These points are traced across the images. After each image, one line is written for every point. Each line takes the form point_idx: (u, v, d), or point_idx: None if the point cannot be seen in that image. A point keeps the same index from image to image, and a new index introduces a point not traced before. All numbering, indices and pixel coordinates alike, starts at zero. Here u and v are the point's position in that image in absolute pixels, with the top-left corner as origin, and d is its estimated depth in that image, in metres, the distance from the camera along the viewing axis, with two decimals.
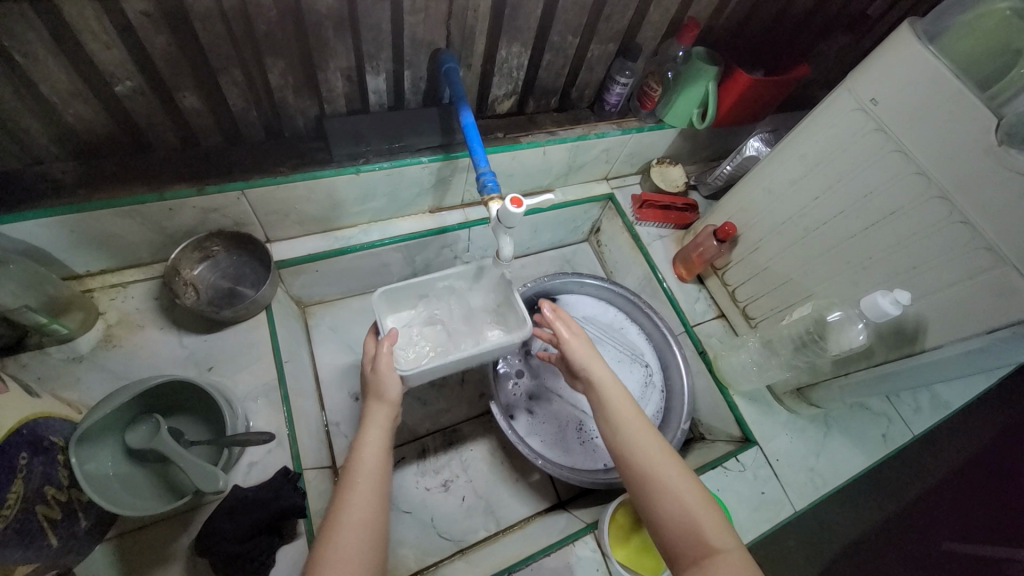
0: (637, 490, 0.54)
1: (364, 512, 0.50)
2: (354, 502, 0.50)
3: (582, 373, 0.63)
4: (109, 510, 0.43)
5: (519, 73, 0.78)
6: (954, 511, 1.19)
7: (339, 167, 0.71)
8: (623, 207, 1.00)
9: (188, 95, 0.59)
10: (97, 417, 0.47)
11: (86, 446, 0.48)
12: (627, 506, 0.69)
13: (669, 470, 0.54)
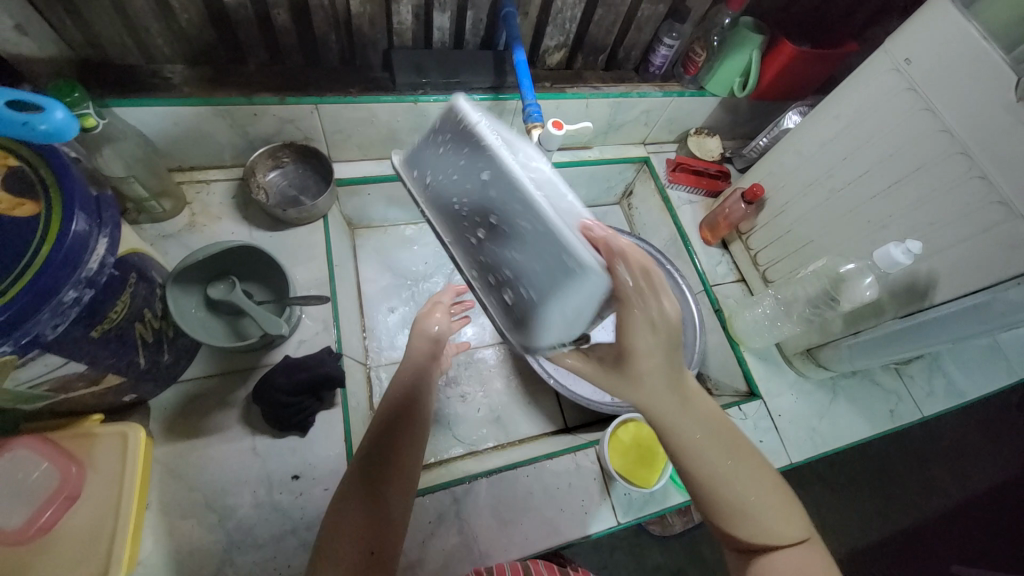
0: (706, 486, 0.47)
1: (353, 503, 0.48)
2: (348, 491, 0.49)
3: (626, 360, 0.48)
4: (191, 332, 0.54)
5: (571, 26, 0.83)
6: (948, 540, 1.27)
7: (400, 95, 0.78)
8: (657, 170, 1.05)
9: (281, 11, 0.67)
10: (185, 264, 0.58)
11: (178, 290, 0.59)
12: (626, 425, 0.75)
13: (735, 467, 0.47)
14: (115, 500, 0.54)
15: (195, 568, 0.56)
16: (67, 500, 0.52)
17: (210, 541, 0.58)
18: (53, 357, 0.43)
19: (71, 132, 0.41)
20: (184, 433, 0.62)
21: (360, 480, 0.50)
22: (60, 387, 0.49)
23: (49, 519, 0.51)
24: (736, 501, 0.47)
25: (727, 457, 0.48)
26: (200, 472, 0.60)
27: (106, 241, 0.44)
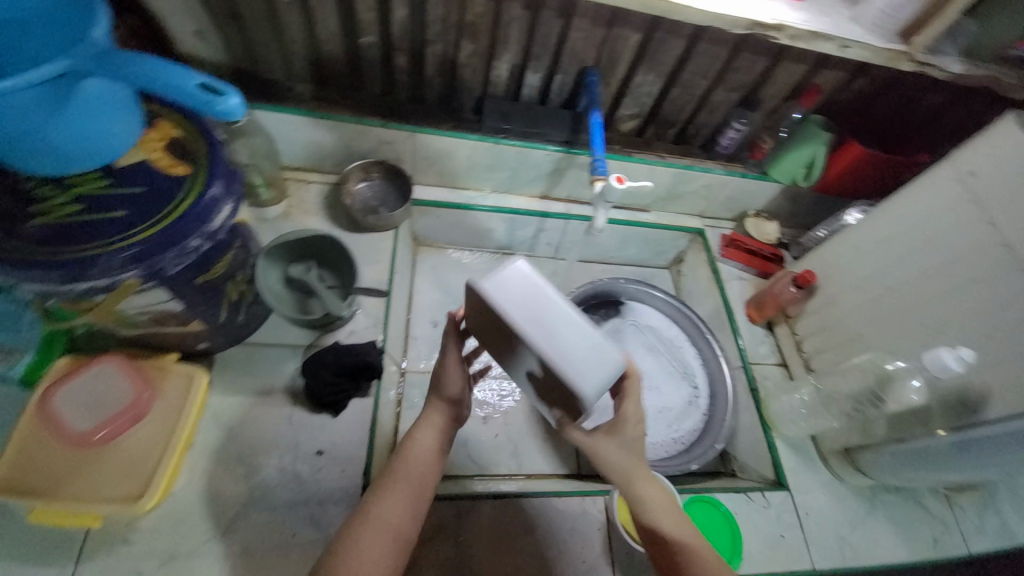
0: None
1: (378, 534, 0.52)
2: (369, 526, 0.52)
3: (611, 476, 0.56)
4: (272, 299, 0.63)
5: (647, 100, 0.92)
6: None
7: (483, 136, 0.88)
8: (711, 244, 1.08)
9: (402, 54, 0.81)
10: (277, 242, 0.67)
11: (269, 263, 0.69)
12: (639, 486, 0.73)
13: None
14: (168, 433, 0.60)
15: (215, 513, 0.61)
16: (131, 422, 0.59)
17: (233, 491, 0.62)
18: (165, 292, 0.52)
19: (240, 115, 0.49)
20: (235, 389, 0.69)
21: (394, 510, 0.54)
22: (159, 321, 0.57)
23: (111, 434, 0.58)
24: None
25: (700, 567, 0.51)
26: (242, 426, 0.67)
27: (230, 207, 0.52)
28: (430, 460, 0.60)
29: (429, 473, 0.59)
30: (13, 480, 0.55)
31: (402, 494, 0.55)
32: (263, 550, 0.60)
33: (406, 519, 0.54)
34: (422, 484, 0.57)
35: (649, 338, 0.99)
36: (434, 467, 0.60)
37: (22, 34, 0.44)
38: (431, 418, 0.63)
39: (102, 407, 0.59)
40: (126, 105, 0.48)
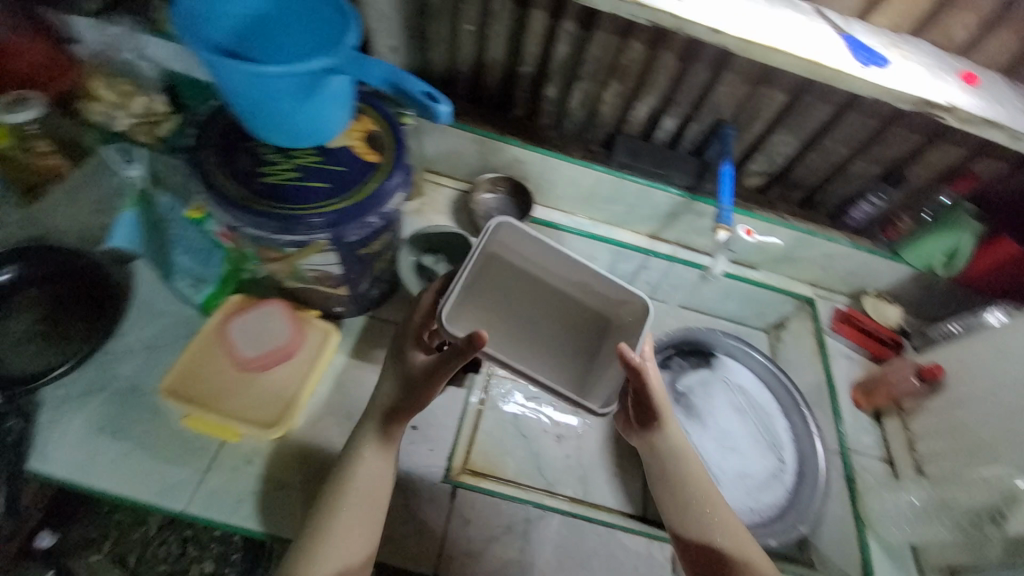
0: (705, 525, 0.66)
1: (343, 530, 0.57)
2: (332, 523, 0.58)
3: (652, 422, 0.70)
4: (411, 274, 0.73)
5: (779, 160, 0.92)
6: None
7: (610, 169, 0.93)
8: (821, 315, 1.03)
9: (552, 86, 0.88)
10: (428, 231, 0.79)
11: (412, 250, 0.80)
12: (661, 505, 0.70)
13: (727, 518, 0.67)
14: (302, 376, 0.70)
15: (321, 459, 0.68)
16: (280, 359, 0.70)
17: (337, 444, 0.69)
18: (336, 257, 0.62)
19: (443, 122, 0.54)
20: (353, 353, 0.77)
21: (355, 507, 0.59)
22: (321, 280, 0.67)
23: (263, 366, 0.69)
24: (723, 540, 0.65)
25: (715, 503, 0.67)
26: (353, 387, 0.74)
27: (401, 195, 0.60)
28: (377, 482, 0.60)
29: (380, 493, 0.60)
30: (183, 387, 0.66)
31: (357, 494, 0.59)
32: None
33: (367, 512, 0.59)
34: (374, 505, 0.59)
35: (739, 398, 0.95)
36: (382, 489, 0.61)
37: (287, 27, 0.56)
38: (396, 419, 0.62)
39: (260, 343, 0.70)
40: (342, 98, 0.57)
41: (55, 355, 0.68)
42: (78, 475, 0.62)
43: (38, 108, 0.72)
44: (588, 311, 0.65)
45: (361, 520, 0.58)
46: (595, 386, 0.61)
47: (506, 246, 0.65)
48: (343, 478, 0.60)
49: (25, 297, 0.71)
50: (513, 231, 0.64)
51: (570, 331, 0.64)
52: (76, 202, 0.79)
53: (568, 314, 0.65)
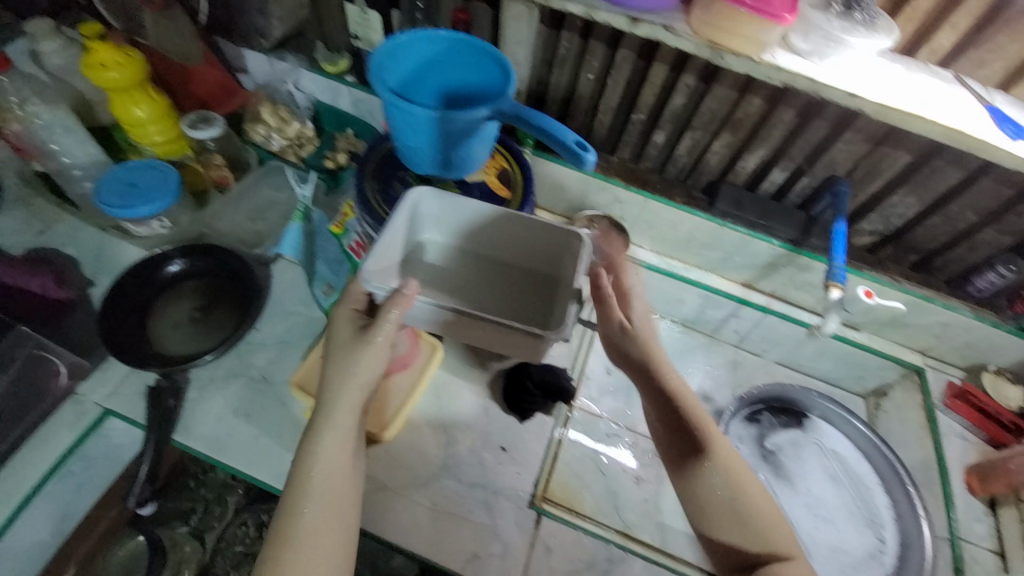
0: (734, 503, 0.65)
1: (313, 519, 0.56)
2: (299, 516, 0.56)
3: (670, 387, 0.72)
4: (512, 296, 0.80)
5: (896, 221, 0.88)
6: None
7: (712, 216, 0.93)
8: (932, 389, 0.98)
9: (661, 134, 0.91)
10: None
11: None
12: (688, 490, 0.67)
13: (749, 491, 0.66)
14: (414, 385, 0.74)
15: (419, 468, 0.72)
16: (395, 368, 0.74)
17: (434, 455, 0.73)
18: None
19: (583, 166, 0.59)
20: (453, 370, 0.81)
21: (323, 491, 0.58)
22: None
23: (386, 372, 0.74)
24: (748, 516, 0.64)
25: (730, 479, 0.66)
26: (452, 400, 0.79)
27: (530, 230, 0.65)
28: (337, 469, 0.59)
29: (340, 482, 0.59)
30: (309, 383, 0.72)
31: (321, 479, 0.58)
32: (451, 510, 0.70)
33: (339, 491, 0.58)
34: (336, 494, 0.58)
35: (833, 464, 0.92)
36: (341, 476, 0.59)
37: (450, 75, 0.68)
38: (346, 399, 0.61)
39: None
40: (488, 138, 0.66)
41: (205, 340, 0.77)
42: (216, 453, 0.69)
43: (219, 127, 0.82)
44: (534, 264, 0.73)
45: (330, 501, 0.57)
46: (633, 341, 0.75)
47: (442, 226, 0.72)
48: (305, 470, 0.58)
49: (185, 287, 0.81)
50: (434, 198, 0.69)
51: (528, 293, 0.72)
52: (238, 208, 0.91)
53: (506, 269, 0.74)
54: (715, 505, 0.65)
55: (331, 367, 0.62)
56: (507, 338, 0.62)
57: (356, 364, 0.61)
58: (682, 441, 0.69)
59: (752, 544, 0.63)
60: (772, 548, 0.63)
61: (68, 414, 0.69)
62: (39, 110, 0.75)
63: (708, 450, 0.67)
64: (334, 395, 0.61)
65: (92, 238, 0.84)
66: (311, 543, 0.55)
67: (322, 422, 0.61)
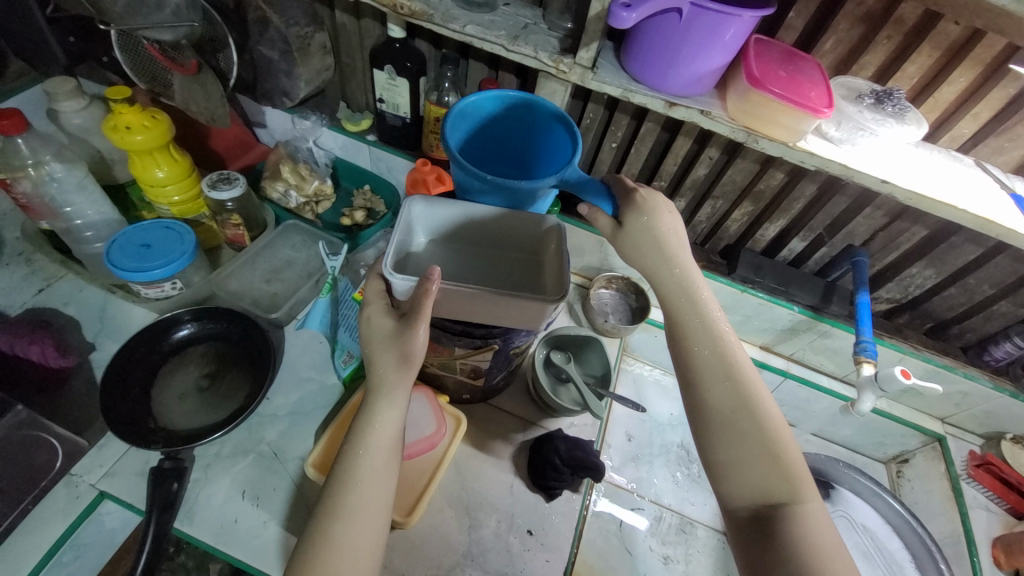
0: (778, 465, 0.54)
1: (361, 512, 0.50)
2: (346, 511, 0.49)
3: (716, 335, 0.59)
4: (538, 370, 0.79)
5: (914, 290, 0.89)
6: None
7: (731, 280, 0.93)
8: (953, 457, 0.96)
9: (682, 200, 0.92)
10: (564, 330, 0.84)
11: (548, 344, 0.84)
12: (730, 449, 0.55)
13: (790, 452, 0.55)
14: (439, 468, 0.71)
15: (442, 556, 0.67)
16: (425, 448, 0.71)
17: (458, 540, 0.68)
18: (490, 359, 0.66)
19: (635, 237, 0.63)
20: (476, 442, 0.78)
21: (374, 487, 0.51)
22: (472, 373, 0.71)
23: (410, 453, 0.71)
24: (793, 475, 0.53)
25: (778, 435, 0.55)
26: (474, 474, 0.75)
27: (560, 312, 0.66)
28: (381, 463, 0.52)
29: (388, 468, 0.53)
30: (329, 465, 0.68)
31: (374, 474, 0.52)
32: None
33: (385, 492, 0.52)
34: (380, 487, 0.51)
35: (860, 542, 0.91)
36: (388, 461, 0.53)
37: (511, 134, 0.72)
38: (397, 388, 0.55)
39: (410, 428, 0.72)
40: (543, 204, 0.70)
41: (214, 413, 0.72)
42: (220, 543, 0.62)
43: (241, 186, 0.81)
44: (518, 249, 0.70)
45: (379, 504, 0.51)
46: (628, 239, 0.63)
47: (437, 231, 0.69)
48: (356, 447, 0.53)
49: (196, 351, 0.77)
50: (425, 209, 0.67)
51: (530, 277, 0.69)
52: (252, 269, 0.88)
53: (501, 259, 0.71)
54: (729, 427, 0.55)
55: (371, 337, 0.57)
56: (507, 311, 0.57)
57: (401, 338, 0.55)
58: (699, 357, 0.58)
59: (759, 481, 0.53)
60: (783, 490, 0.52)
61: (60, 499, 0.63)
62: (54, 169, 0.71)
63: (724, 373, 0.58)
64: (383, 365, 0.55)
65: (96, 297, 0.80)
66: (350, 546, 0.48)
67: (379, 396, 0.55)
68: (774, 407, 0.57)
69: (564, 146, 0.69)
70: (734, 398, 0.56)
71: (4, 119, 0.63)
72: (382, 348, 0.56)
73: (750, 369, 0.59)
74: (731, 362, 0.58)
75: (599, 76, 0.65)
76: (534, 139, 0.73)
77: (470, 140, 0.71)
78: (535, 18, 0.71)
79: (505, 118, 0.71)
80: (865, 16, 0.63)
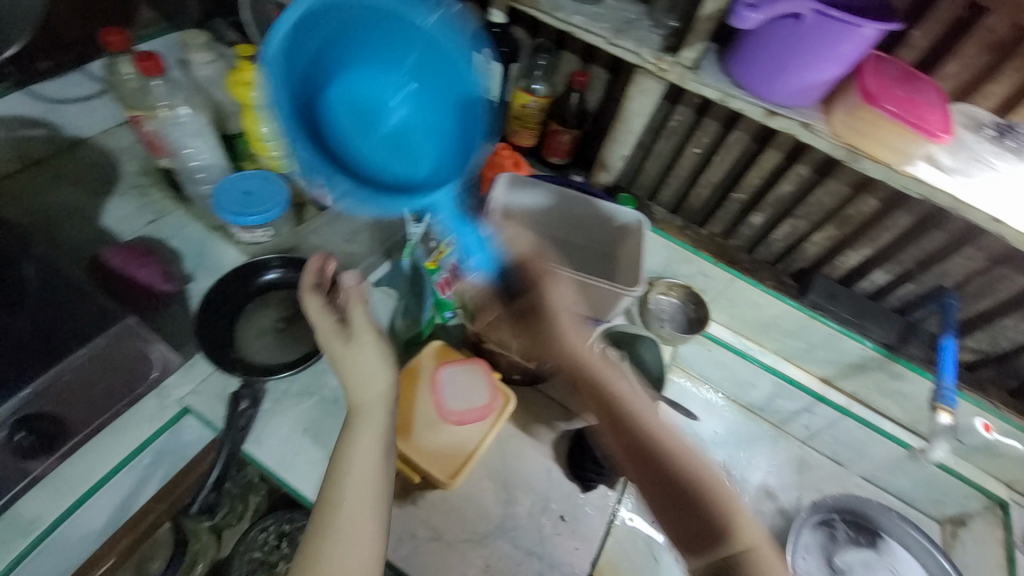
0: (711, 517, 0.55)
1: (357, 517, 0.55)
2: (343, 520, 0.55)
3: (626, 399, 0.63)
4: (592, 367, 0.78)
5: (1005, 342, 0.83)
6: None
7: (802, 305, 0.88)
8: (1013, 525, 0.88)
9: (760, 216, 0.90)
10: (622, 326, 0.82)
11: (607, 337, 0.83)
12: (670, 513, 0.57)
13: (728, 497, 0.56)
14: (479, 444, 0.72)
15: (478, 522, 0.70)
16: (479, 416, 0.73)
17: (494, 511, 0.71)
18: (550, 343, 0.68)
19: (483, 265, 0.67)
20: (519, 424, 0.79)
21: (369, 493, 0.57)
22: (530, 354, 0.72)
23: (462, 420, 0.73)
24: (728, 526, 0.54)
25: (707, 485, 0.57)
26: (516, 454, 0.76)
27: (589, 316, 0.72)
28: (370, 471, 0.59)
29: (377, 478, 0.59)
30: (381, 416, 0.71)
31: (366, 483, 0.58)
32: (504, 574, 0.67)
33: (377, 496, 0.58)
34: (373, 491, 0.58)
35: None
36: (381, 470, 0.60)
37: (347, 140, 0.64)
38: (371, 418, 0.63)
39: (463, 398, 0.75)
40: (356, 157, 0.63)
41: (286, 353, 0.78)
42: (280, 473, 0.68)
43: None
44: (596, 240, 0.82)
45: (375, 506, 0.57)
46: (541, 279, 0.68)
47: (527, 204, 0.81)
48: (339, 477, 0.58)
49: (273, 294, 0.83)
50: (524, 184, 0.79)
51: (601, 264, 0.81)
52: (332, 228, 0.93)
53: (577, 240, 0.83)
54: (672, 482, 0.57)
55: (346, 372, 0.65)
56: (576, 296, 0.70)
57: (375, 368, 0.65)
58: (622, 418, 0.62)
59: (704, 532, 0.55)
60: (727, 539, 0.54)
61: (150, 405, 0.70)
62: (181, 112, 0.79)
63: (678, 484, 0.57)
64: (362, 387, 0.64)
65: (196, 234, 0.88)
66: (359, 541, 0.54)
67: (358, 419, 0.62)
68: (693, 454, 0.60)
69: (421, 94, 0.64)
70: (660, 455, 0.59)
71: (146, 61, 0.71)
72: (359, 376, 0.64)
73: (659, 419, 0.62)
74: (647, 420, 0.62)
75: (700, 78, 0.65)
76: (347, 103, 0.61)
77: (365, 32, 0.60)
78: (640, 14, 0.71)
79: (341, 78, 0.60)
80: (998, 42, 0.59)
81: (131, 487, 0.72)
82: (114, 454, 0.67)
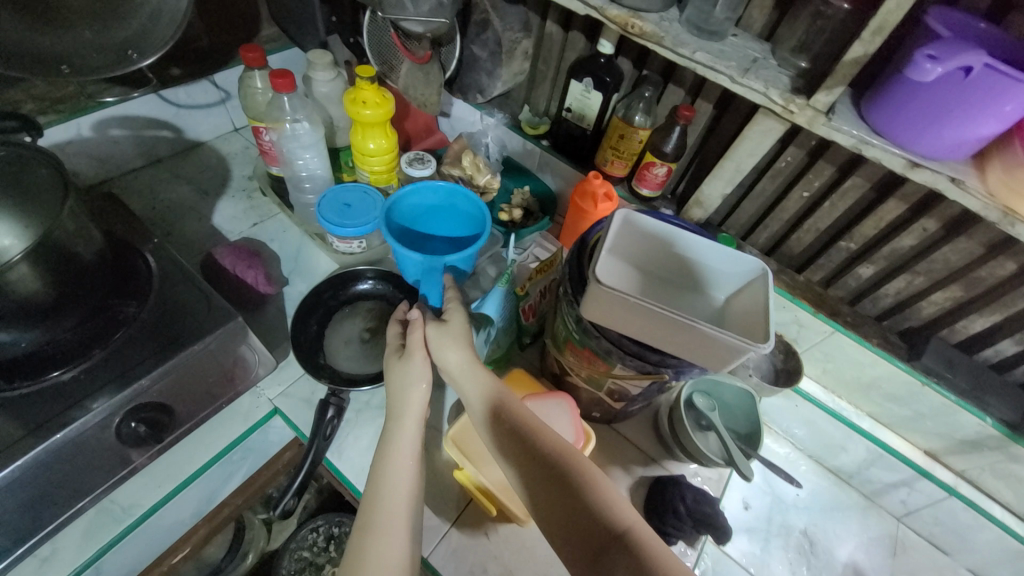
0: (579, 513, 0.52)
1: (392, 517, 0.55)
2: (379, 517, 0.55)
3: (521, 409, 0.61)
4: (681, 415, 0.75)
5: None
6: None
7: (911, 368, 0.80)
8: None
9: (869, 268, 0.83)
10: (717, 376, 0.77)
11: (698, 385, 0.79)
12: (546, 513, 0.54)
13: (601, 494, 0.53)
14: None
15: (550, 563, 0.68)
16: None
17: None
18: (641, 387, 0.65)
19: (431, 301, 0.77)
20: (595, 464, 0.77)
21: (402, 498, 0.57)
22: (617, 394, 0.70)
23: None
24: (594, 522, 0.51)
25: (579, 483, 0.54)
26: None
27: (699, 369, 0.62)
28: (403, 472, 0.59)
29: (411, 481, 0.59)
30: (461, 441, 0.70)
31: (401, 484, 0.58)
32: None
33: (411, 504, 0.58)
34: (406, 490, 0.58)
35: None
36: (413, 475, 0.59)
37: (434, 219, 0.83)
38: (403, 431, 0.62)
39: None
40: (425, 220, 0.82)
41: (370, 364, 0.79)
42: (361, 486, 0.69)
43: (432, 168, 0.92)
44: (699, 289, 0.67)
45: (407, 511, 0.57)
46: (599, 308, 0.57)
47: (632, 242, 0.67)
48: (378, 480, 0.58)
49: (362, 304, 0.85)
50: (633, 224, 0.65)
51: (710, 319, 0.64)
52: None
53: (679, 287, 0.67)
54: (552, 481, 0.55)
55: (392, 389, 0.65)
56: (685, 340, 0.55)
57: (408, 379, 0.65)
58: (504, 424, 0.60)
59: (577, 525, 0.52)
60: (598, 531, 0.51)
61: (246, 404, 0.76)
62: (299, 125, 0.82)
63: (566, 486, 0.54)
64: (398, 397, 0.64)
65: (296, 240, 0.93)
66: (387, 543, 0.53)
67: (393, 422, 0.63)
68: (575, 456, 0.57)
69: (484, 212, 0.79)
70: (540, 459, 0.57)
71: (279, 78, 0.75)
72: (401, 386, 0.64)
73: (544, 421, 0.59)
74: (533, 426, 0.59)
75: (833, 122, 0.61)
76: (453, 224, 0.84)
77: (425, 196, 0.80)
78: (763, 52, 0.69)
79: (440, 208, 0.83)
80: None
81: (222, 477, 0.77)
82: (214, 444, 0.73)
